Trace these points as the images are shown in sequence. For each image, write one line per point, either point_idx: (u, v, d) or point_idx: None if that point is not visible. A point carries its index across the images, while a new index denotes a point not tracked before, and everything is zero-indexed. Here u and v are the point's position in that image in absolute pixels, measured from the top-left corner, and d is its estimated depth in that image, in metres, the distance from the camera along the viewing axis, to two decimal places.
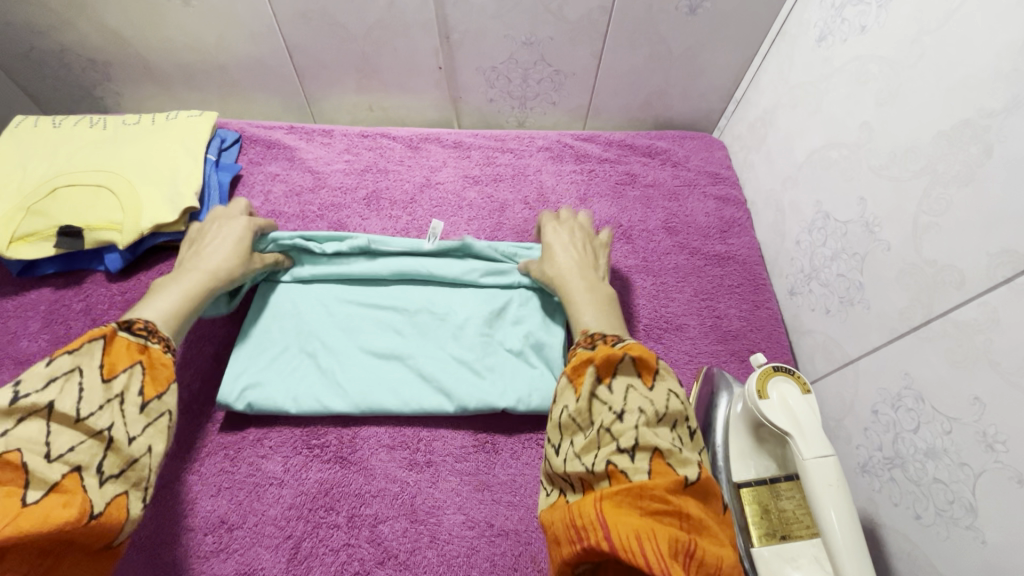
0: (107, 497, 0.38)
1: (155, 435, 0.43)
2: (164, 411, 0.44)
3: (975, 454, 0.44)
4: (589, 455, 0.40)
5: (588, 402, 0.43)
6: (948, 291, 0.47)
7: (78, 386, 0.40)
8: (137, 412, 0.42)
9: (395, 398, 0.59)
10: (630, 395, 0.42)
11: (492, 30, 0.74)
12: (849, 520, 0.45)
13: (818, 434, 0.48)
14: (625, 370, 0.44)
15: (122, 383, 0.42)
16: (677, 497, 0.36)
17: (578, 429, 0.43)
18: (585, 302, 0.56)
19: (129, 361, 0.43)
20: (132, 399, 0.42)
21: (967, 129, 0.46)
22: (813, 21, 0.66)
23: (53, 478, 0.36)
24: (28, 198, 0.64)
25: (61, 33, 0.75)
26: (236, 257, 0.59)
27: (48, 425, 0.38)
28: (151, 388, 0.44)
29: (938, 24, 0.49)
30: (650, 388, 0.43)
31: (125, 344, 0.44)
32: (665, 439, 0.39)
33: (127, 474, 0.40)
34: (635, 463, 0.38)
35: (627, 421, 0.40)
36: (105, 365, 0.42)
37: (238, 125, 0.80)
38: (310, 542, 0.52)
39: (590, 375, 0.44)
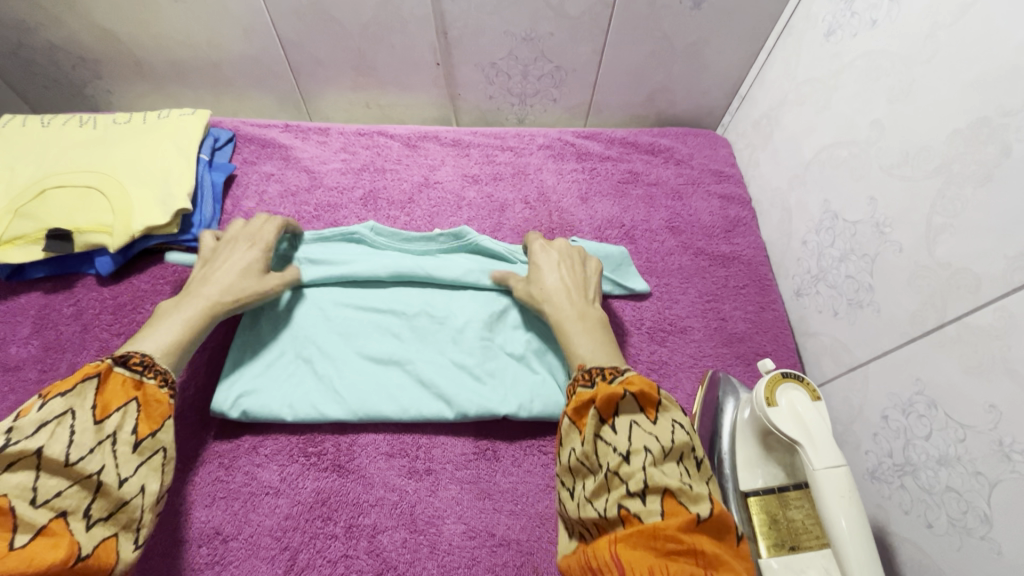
0: (95, 540, 0.38)
1: (148, 474, 0.42)
2: (157, 449, 0.43)
3: (990, 463, 0.43)
4: (601, 499, 0.39)
5: (593, 444, 0.42)
6: (963, 295, 0.46)
7: (69, 429, 0.39)
8: (129, 452, 0.41)
9: (394, 405, 0.58)
10: (633, 433, 0.41)
11: (491, 26, 0.72)
12: (859, 529, 0.44)
13: (829, 442, 0.47)
14: (627, 407, 0.42)
15: (115, 422, 0.41)
16: (689, 534, 0.35)
17: (588, 473, 0.42)
18: (579, 332, 0.53)
19: (123, 400, 0.42)
20: (124, 439, 0.41)
21: (984, 128, 0.44)
22: (821, 16, 0.64)
23: (41, 522, 0.36)
24: (16, 201, 0.63)
25: (49, 30, 0.73)
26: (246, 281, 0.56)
27: (38, 471, 0.37)
28: (145, 426, 0.43)
29: (954, 18, 0.47)
30: (654, 422, 0.42)
31: (119, 381, 0.43)
32: (673, 476, 0.38)
33: (116, 517, 0.39)
34: (648, 505, 0.37)
35: (634, 463, 0.39)
36: (96, 406, 0.41)
37: (231, 124, 0.79)
38: (307, 554, 0.51)
39: (592, 418, 0.43)
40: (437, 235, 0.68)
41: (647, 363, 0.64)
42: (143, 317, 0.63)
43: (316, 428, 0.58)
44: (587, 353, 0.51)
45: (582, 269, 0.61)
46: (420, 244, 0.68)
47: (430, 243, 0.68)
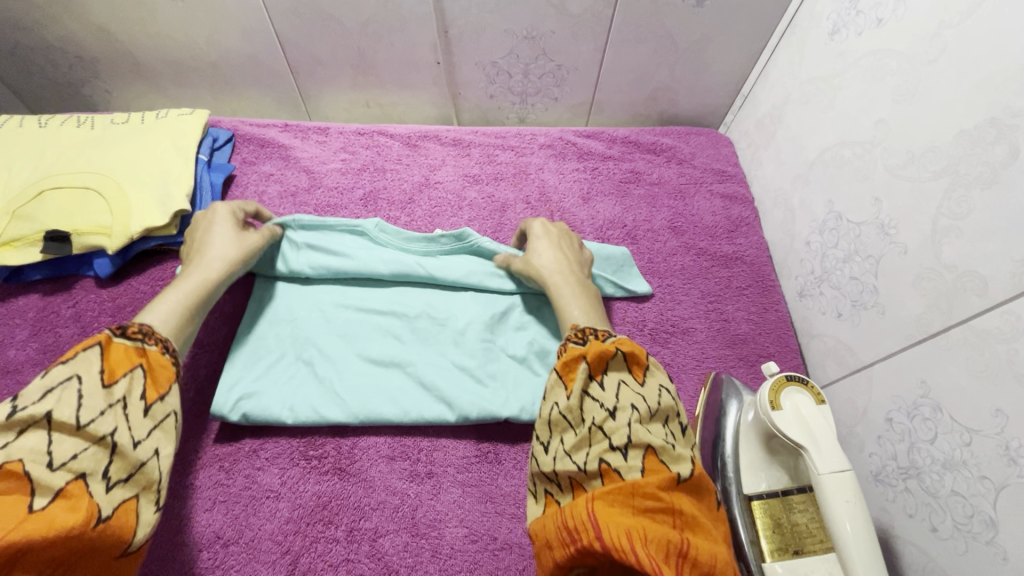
0: (115, 502, 0.37)
1: (161, 436, 0.42)
2: (169, 412, 0.43)
3: (997, 468, 0.43)
4: (581, 453, 0.40)
5: (580, 399, 0.43)
6: (969, 298, 0.45)
7: (77, 394, 0.38)
8: (141, 415, 0.41)
9: (395, 407, 0.57)
10: (621, 392, 0.43)
11: (491, 24, 0.71)
12: (864, 532, 0.43)
13: (834, 447, 0.46)
14: (617, 366, 0.44)
15: (124, 387, 0.41)
16: (668, 493, 0.36)
17: (568, 427, 0.42)
18: (573, 299, 0.56)
19: (129, 366, 0.42)
20: (135, 403, 0.41)
21: (992, 129, 0.44)
22: (826, 14, 0.63)
23: (58, 484, 0.35)
24: (13, 202, 0.62)
25: (46, 29, 0.73)
26: (236, 250, 0.57)
27: (50, 434, 0.36)
28: (153, 391, 0.43)
29: (961, 18, 0.46)
30: (641, 383, 0.44)
31: (123, 348, 0.42)
32: (657, 436, 0.40)
33: (136, 478, 0.39)
34: (629, 462, 0.38)
35: (619, 419, 0.41)
36: (105, 370, 0.41)
37: (230, 124, 0.78)
38: (309, 558, 0.51)
39: (581, 373, 0.44)
40: (438, 236, 0.66)
41: None
42: None
43: (317, 431, 0.57)
44: (580, 317, 0.53)
45: (574, 242, 0.63)
46: (421, 245, 0.66)
47: (430, 244, 0.66)
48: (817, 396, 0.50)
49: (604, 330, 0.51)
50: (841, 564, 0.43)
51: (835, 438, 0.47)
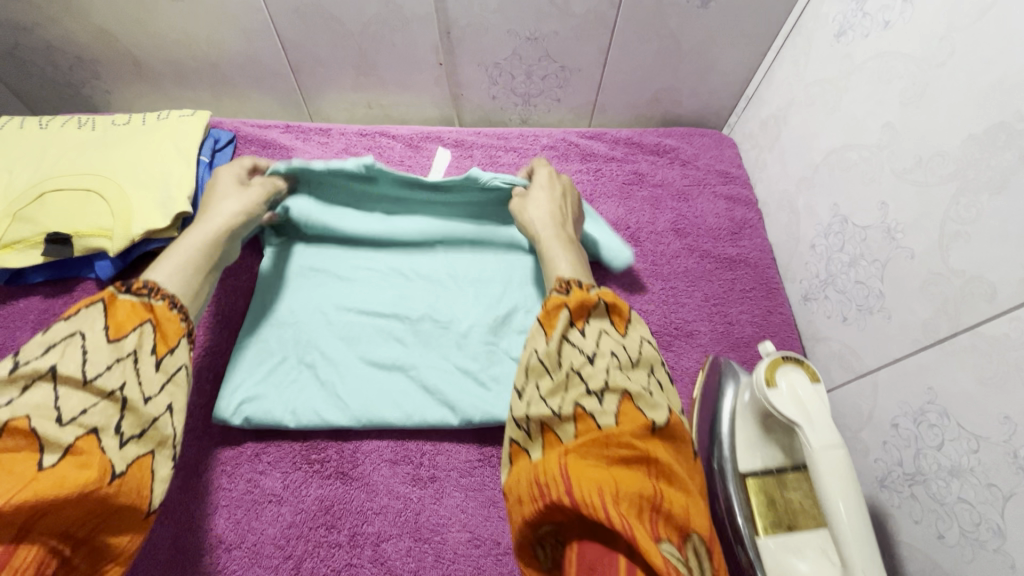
0: (129, 458, 0.38)
1: (173, 391, 0.43)
2: (179, 366, 0.44)
3: (1005, 475, 0.43)
4: (557, 398, 0.40)
5: (559, 344, 0.43)
6: (977, 304, 0.45)
7: (81, 348, 0.39)
8: (152, 370, 0.42)
9: (398, 410, 0.57)
10: (602, 340, 0.43)
11: (494, 25, 0.71)
12: (856, 507, 0.44)
13: (828, 424, 0.47)
14: (598, 315, 0.45)
15: (133, 341, 0.41)
16: (643, 442, 0.36)
17: (545, 372, 0.42)
18: (561, 253, 0.55)
19: (138, 320, 0.42)
20: (145, 357, 0.42)
21: (1001, 134, 0.43)
22: (832, 15, 0.63)
23: (68, 440, 0.36)
24: (15, 204, 0.62)
25: (46, 29, 0.72)
26: (241, 206, 0.57)
27: (57, 389, 0.37)
28: (162, 344, 0.43)
29: (970, 21, 0.46)
30: (623, 335, 0.44)
31: (128, 305, 0.43)
32: (637, 382, 0.40)
33: (149, 434, 0.40)
34: (604, 406, 0.39)
35: (598, 365, 0.41)
36: (111, 325, 0.41)
37: (231, 125, 0.78)
38: (311, 562, 0.51)
39: (563, 318, 0.44)
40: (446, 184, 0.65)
41: None
42: None
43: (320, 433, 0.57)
44: (566, 269, 0.53)
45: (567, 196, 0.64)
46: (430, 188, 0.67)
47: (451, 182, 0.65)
48: (813, 376, 0.51)
49: (589, 282, 0.50)
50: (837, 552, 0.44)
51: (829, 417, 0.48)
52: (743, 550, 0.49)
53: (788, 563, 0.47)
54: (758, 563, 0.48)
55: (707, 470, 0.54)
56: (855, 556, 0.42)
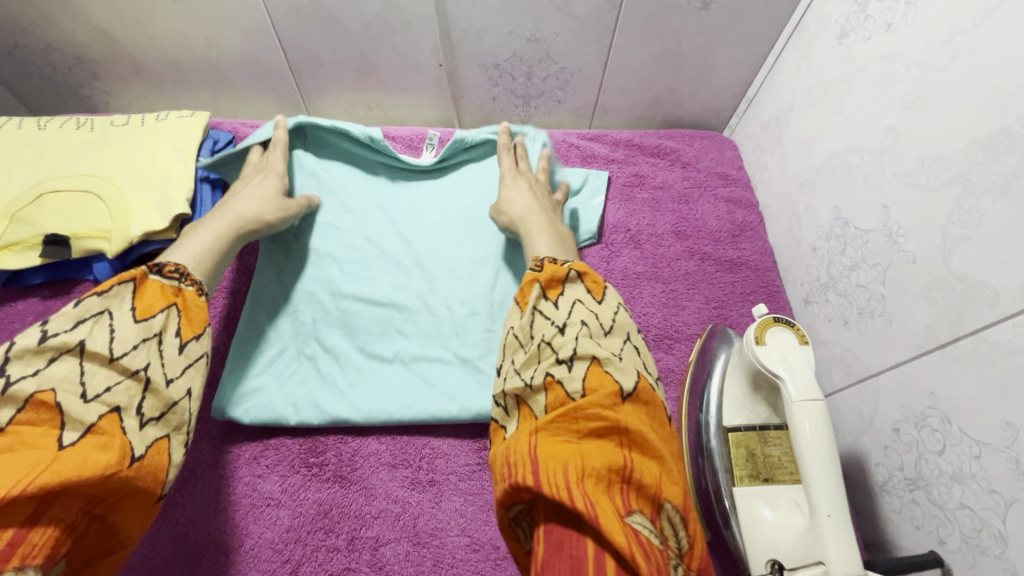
0: (148, 439, 0.40)
1: (193, 376, 0.45)
2: (201, 352, 0.46)
3: (1006, 481, 0.42)
4: (530, 369, 0.42)
5: (533, 318, 0.45)
6: (980, 308, 0.45)
7: (109, 327, 0.41)
8: (175, 354, 0.44)
9: (399, 403, 0.57)
10: (574, 310, 0.44)
11: (495, 26, 0.70)
12: (827, 454, 0.44)
13: (810, 380, 0.47)
14: (571, 287, 0.46)
15: (159, 324, 0.43)
16: (611, 410, 0.37)
17: (520, 347, 0.44)
18: (539, 233, 0.60)
19: (164, 303, 0.44)
20: (169, 341, 0.44)
21: (1005, 138, 0.43)
22: (834, 17, 0.62)
23: (91, 418, 0.38)
24: (12, 205, 0.62)
25: (45, 29, 0.72)
26: (266, 204, 0.60)
27: (82, 365, 0.39)
28: (187, 330, 0.45)
29: (974, 24, 0.45)
30: (598, 304, 0.46)
31: (157, 287, 0.45)
32: (604, 350, 0.41)
33: (168, 417, 0.42)
34: (573, 373, 0.40)
35: (568, 334, 0.43)
36: (139, 307, 0.43)
37: (230, 126, 0.77)
38: (310, 566, 0.50)
39: (536, 292, 0.46)
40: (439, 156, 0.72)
41: None
42: None
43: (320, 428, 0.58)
44: (543, 251, 0.57)
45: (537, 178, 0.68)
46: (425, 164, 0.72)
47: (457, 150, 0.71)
48: (802, 338, 0.51)
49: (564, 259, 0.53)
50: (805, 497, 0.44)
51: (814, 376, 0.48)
52: (721, 497, 0.51)
53: (756, 509, 0.49)
54: (733, 507, 0.51)
55: (696, 425, 0.56)
56: (824, 508, 0.43)
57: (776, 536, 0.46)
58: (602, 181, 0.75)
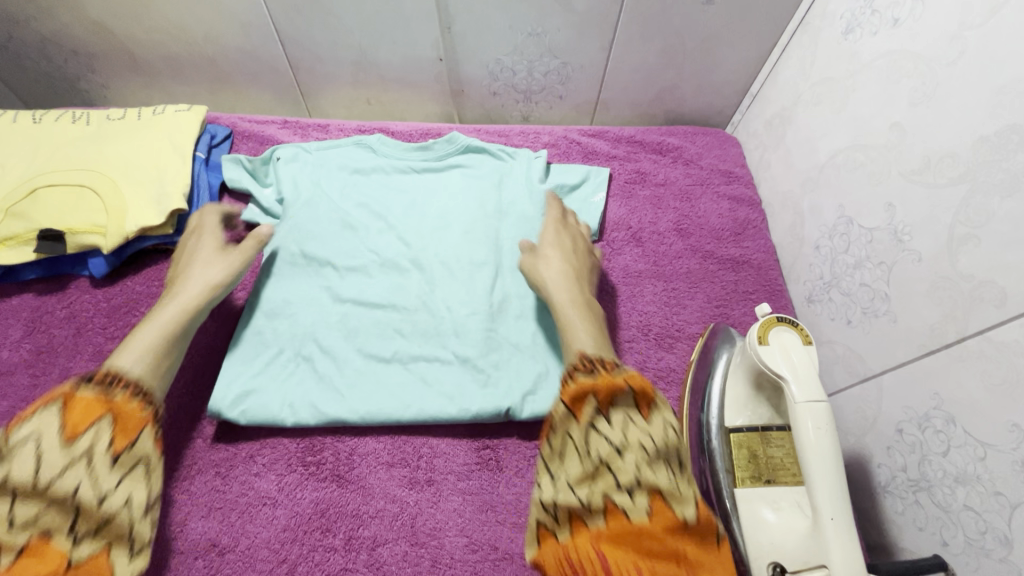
0: (83, 557, 0.37)
1: (131, 483, 0.41)
2: (139, 459, 0.42)
3: (1012, 484, 0.42)
4: (584, 487, 0.39)
5: (587, 434, 0.41)
6: (986, 309, 0.44)
7: (35, 450, 0.38)
8: (108, 467, 0.40)
9: (398, 404, 0.56)
10: (630, 428, 0.40)
11: (496, 21, 0.70)
12: (830, 454, 0.43)
13: (814, 380, 0.46)
14: (627, 402, 0.42)
15: (87, 441, 0.40)
16: (674, 537, 0.35)
17: (574, 461, 0.41)
18: (580, 325, 0.52)
19: (94, 416, 0.41)
20: (100, 454, 0.40)
21: (1014, 135, 0.42)
22: (839, 13, 0.62)
23: (19, 549, 0.35)
24: (7, 200, 0.61)
25: (41, 22, 0.71)
26: (217, 269, 0.57)
27: (10, 499, 0.36)
28: (122, 438, 0.41)
29: (983, 19, 0.45)
30: (649, 419, 0.41)
31: (86, 399, 0.41)
32: (665, 477, 0.37)
33: (105, 532, 0.39)
34: (634, 501, 0.37)
35: (627, 458, 0.39)
36: (65, 427, 0.39)
37: (228, 120, 0.77)
38: (306, 566, 0.50)
39: (591, 406, 0.42)
40: (431, 144, 0.74)
41: (654, 370, 0.63)
42: (138, 321, 0.61)
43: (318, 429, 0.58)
44: (586, 345, 0.49)
45: (573, 249, 0.62)
46: (418, 154, 0.74)
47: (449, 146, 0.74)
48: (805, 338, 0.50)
49: (612, 359, 0.47)
50: (808, 500, 0.44)
51: (818, 377, 0.47)
52: (721, 499, 0.50)
53: (758, 512, 0.48)
54: (733, 511, 0.49)
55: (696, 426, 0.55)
56: (828, 511, 0.42)
57: (778, 539, 0.46)
58: (603, 178, 0.74)
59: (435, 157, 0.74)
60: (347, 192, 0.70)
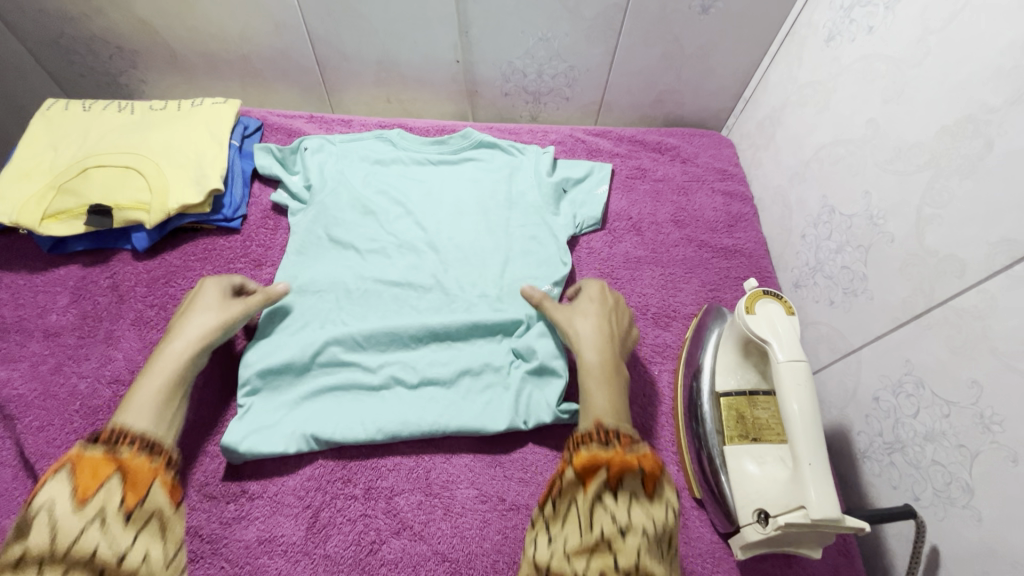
0: None
1: (149, 541, 0.39)
2: (153, 513, 0.40)
3: (972, 436, 0.46)
4: (582, 560, 0.38)
5: (592, 505, 0.41)
6: (949, 279, 0.49)
7: (48, 522, 0.36)
8: (122, 525, 0.38)
9: (409, 346, 0.63)
10: (634, 509, 0.41)
11: (510, 26, 0.76)
12: (810, 411, 0.48)
13: (794, 344, 0.51)
14: (632, 480, 0.43)
15: (97, 503, 0.38)
16: None
17: (575, 531, 0.41)
18: (598, 393, 0.52)
19: (102, 478, 0.39)
20: (115, 513, 0.38)
21: (970, 124, 0.48)
22: (822, 23, 0.68)
23: None
24: (60, 177, 0.67)
25: (92, 20, 0.78)
26: (221, 318, 0.57)
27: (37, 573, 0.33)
28: (134, 494, 0.40)
29: (943, 24, 0.51)
30: (653, 500, 0.42)
31: (96, 459, 0.41)
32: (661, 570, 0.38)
33: None
34: None
35: (630, 542, 0.39)
36: (75, 490, 0.38)
37: (260, 115, 0.83)
38: (328, 512, 0.54)
39: (598, 479, 0.43)
40: (447, 139, 0.81)
41: (652, 346, 0.67)
42: (177, 291, 0.66)
43: (342, 441, 0.56)
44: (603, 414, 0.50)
45: (619, 319, 0.61)
46: (434, 148, 0.80)
47: (464, 140, 0.80)
48: (788, 309, 0.55)
49: (628, 430, 0.48)
50: (790, 452, 0.48)
51: (798, 341, 0.52)
52: (712, 457, 0.55)
53: (745, 466, 0.52)
54: (723, 467, 0.54)
55: (690, 393, 0.60)
56: (806, 457, 0.47)
57: (762, 489, 0.50)
58: (606, 173, 0.79)
59: (450, 151, 0.80)
60: (369, 179, 0.76)
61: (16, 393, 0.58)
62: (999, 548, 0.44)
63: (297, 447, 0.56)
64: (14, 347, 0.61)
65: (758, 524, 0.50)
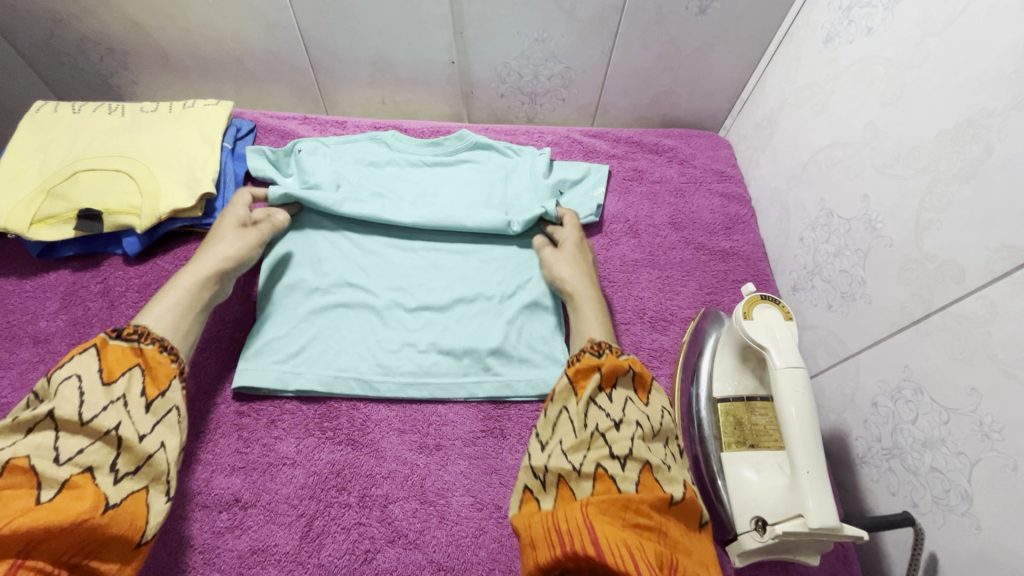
0: (124, 492, 0.41)
1: (165, 430, 0.45)
2: (170, 407, 0.46)
3: (971, 443, 0.46)
4: (578, 454, 0.44)
5: (587, 405, 0.48)
6: (948, 285, 0.48)
7: (78, 390, 0.42)
8: (143, 411, 0.45)
9: (409, 274, 0.69)
10: (628, 407, 0.47)
11: (506, 26, 0.75)
12: (808, 417, 0.47)
13: (792, 350, 0.51)
14: (625, 384, 0.50)
15: (122, 385, 0.44)
16: (656, 515, 0.40)
17: (569, 428, 0.47)
18: (591, 321, 0.60)
19: (128, 366, 0.46)
20: (135, 400, 0.45)
21: (969, 129, 0.47)
22: (820, 24, 0.67)
23: (63, 476, 0.39)
24: (49, 181, 0.66)
25: (82, 21, 0.77)
26: (239, 248, 0.60)
27: (57, 433, 0.41)
28: (153, 387, 0.46)
29: (943, 26, 0.50)
30: (645, 403, 0.49)
31: (119, 349, 0.46)
32: (656, 455, 0.45)
33: (145, 470, 0.43)
34: (625, 472, 0.42)
35: (623, 431, 0.45)
36: (102, 370, 0.44)
37: (252, 116, 0.82)
38: (322, 521, 0.53)
39: (594, 381, 0.49)
40: (442, 141, 0.80)
41: (648, 350, 0.67)
42: None
43: (349, 368, 0.62)
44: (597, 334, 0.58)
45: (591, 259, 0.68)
46: (430, 150, 0.80)
47: (459, 142, 0.80)
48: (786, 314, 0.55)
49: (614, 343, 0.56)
50: (788, 458, 0.48)
51: (796, 347, 0.52)
52: (708, 463, 0.55)
53: (743, 473, 0.52)
54: (720, 474, 0.54)
55: (687, 397, 0.59)
56: (803, 464, 0.46)
57: (760, 496, 0.50)
58: (602, 175, 0.78)
59: (445, 152, 0.80)
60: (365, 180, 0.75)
61: (4, 401, 0.57)
62: (997, 556, 0.43)
63: (301, 357, 0.62)
64: (2, 354, 0.60)
65: (756, 532, 0.49)
